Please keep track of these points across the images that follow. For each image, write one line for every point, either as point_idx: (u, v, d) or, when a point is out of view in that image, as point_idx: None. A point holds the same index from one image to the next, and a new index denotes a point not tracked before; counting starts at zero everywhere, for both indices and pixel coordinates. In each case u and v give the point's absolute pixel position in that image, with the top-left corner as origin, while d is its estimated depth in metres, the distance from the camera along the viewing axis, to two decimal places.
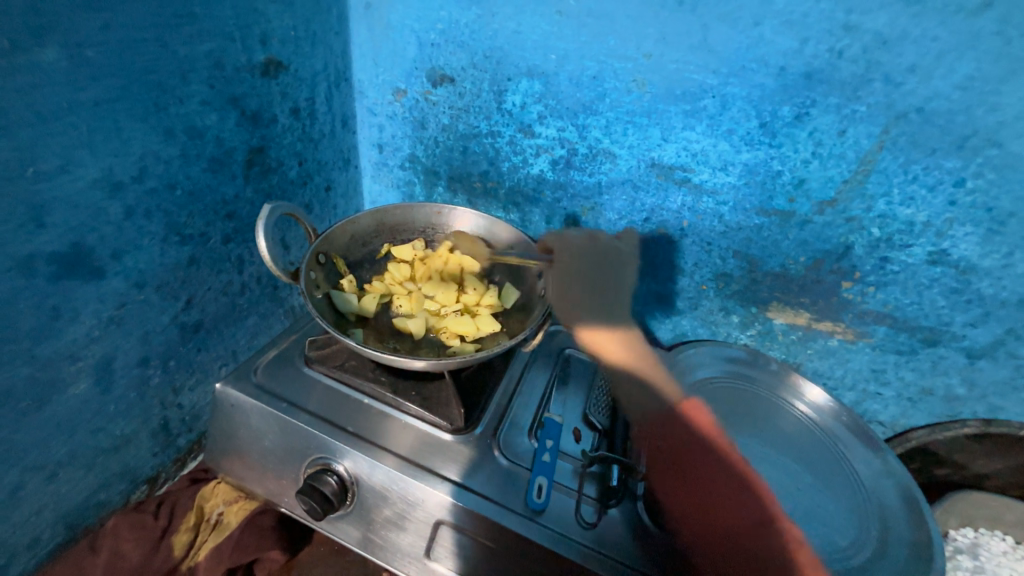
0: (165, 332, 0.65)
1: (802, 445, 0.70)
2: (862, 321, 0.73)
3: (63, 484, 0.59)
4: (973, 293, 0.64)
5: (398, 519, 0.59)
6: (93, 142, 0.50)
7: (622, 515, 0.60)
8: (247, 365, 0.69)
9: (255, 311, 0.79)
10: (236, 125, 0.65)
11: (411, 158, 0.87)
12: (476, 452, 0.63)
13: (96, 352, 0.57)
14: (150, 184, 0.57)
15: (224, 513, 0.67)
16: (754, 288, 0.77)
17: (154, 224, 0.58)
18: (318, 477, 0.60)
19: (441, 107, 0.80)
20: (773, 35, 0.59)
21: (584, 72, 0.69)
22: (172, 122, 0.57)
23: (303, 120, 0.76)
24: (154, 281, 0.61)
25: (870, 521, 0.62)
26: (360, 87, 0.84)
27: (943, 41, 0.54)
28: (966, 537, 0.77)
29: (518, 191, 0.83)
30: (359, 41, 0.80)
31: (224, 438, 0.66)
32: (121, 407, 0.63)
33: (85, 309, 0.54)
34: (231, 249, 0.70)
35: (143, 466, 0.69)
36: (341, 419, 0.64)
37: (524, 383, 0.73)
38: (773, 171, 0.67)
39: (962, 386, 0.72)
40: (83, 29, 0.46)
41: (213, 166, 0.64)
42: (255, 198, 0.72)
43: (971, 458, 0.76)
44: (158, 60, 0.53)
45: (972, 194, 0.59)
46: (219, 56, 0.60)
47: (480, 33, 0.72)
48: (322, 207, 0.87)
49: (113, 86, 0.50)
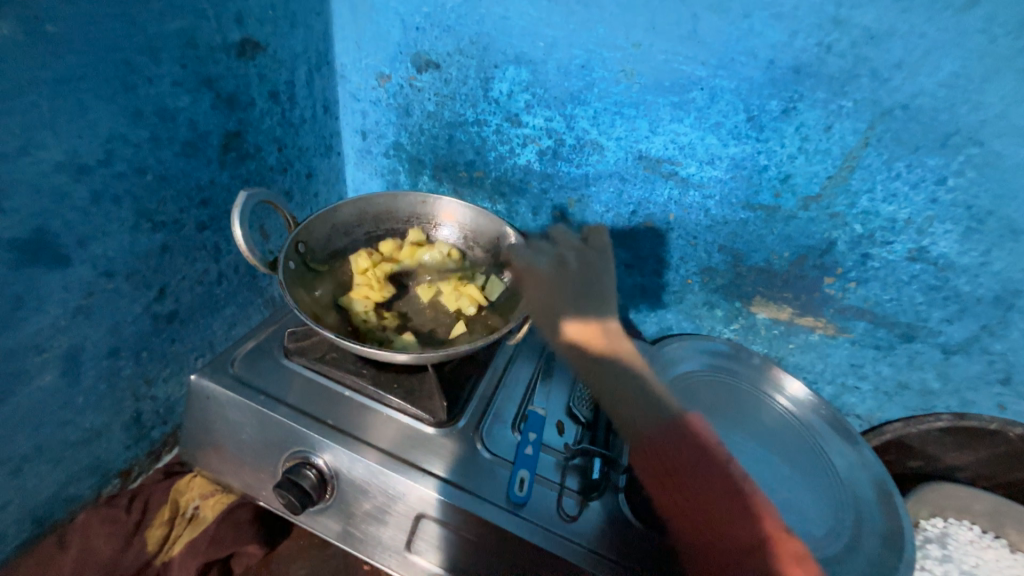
0: (137, 322, 0.62)
1: (781, 438, 0.71)
2: (842, 316, 0.73)
3: (29, 478, 0.57)
4: (951, 290, 0.65)
5: (378, 512, 0.58)
6: (56, 122, 0.47)
7: (604, 508, 0.60)
8: (223, 356, 0.67)
9: (233, 301, 0.77)
10: (210, 108, 0.62)
11: (396, 145, 0.85)
12: (459, 445, 0.62)
13: (63, 343, 0.55)
14: (119, 169, 0.54)
15: (200, 507, 0.65)
16: (738, 283, 0.77)
17: (124, 210, 0.56)
18: (298, 470, 0.59)
19: (426, 94, 0.78)
20: (763, 28, 0.59)
21: (573, 61, 0.68)
22: (141, 104, 0.54)
23: (282, 104, 0.74)
24: (124, 270, 0.58)
25: (845, 512, 0.63)
26: (343, 72, 0.81)
27: (930, 38, 0.54)
28: (936, 526, 0.79)
29: (504, 182, 0.82)
30: (342, 23, 0.77)
31: (199, 431, 0.64)
32: (90, 399, 0.61)
33: (50, 298, 0.52)
34: (206, 237, 0.68)
35: (115, 459, 0.67)
36: (321, 412, 0.63)
37: (509, 376, 0.72)
38: (760, 165, 0.66)
39: (936, 381, 0.73)
40: (42, 1, 0.43)
41: (186, 151, 0.61)
42: (232, 184, 0.70)
43: (943, 450, 0.78)
44: (126, 36, 0.51)
45: (952, 192, 0.60)
46: (192, 35, 0.57)
47: (467, 17, 0.70)
48: (303, 194, 0.85)
49: (76, 63, 0.47)
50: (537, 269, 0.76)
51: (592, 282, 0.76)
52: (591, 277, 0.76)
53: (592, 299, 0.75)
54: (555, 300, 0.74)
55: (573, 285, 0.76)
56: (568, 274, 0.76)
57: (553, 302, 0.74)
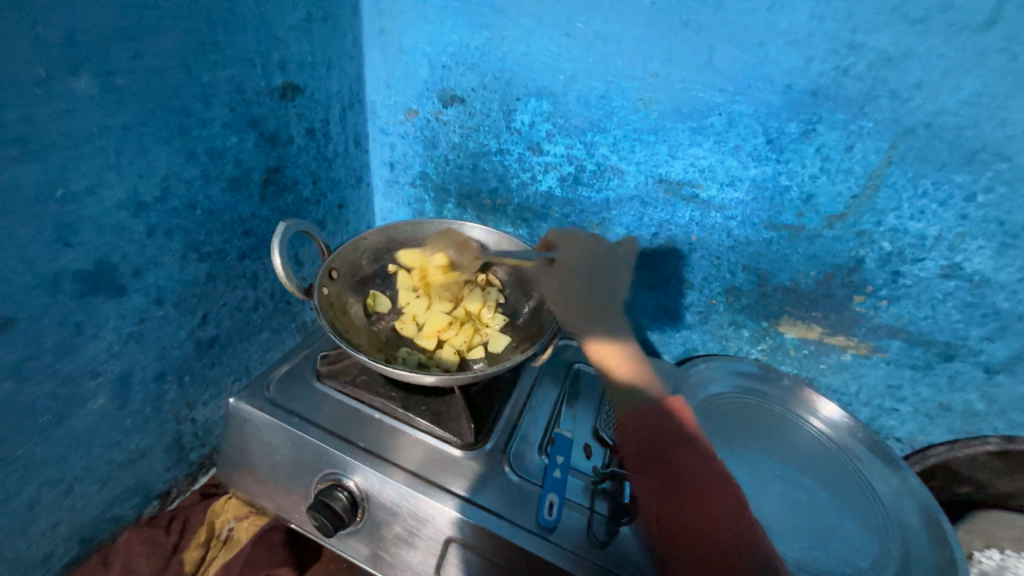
0: (182, 347, 0.66)
1: (818, 463, 0.69)
2: (875, 335, 0.72)
3: (79, 498, 0.60)
4: (989, 307, 0.64)
5: (408, 535, 0.58)
6: (120, 164, 0.52)
7: (635, 535, 0.58)
8: (260, 380, 0.70)
9: (268, 326, 0.80)
10: (254, 146, 0.67)
11: (422, 175, 0.89)
12: (486, 468, 0.62)
13: (116, 367, 0.58)
14: (172, 204, 0.58)
15: (235, 529, 0.67)
16: (764, 302, 0.77)
17: (175, 242, 0.60)
18: (329, 492, 0.60)
19: (451, 126, 0.82)
20: (779, 54, 0.60)
21: (592, 91, 0.71)
22: (194, 145, 0.59)
23: (318, 140, 0.78)
24: (172, 297, 0.62)
25: (891, 542, 0.60)
26: (373, 108, 0.86)
27: (948, 58, 0.54)
28: (992, 559, 0.74)
29: (527, 208, 0.84)
30: (373, 64, 0.82)
31: (235, 453, 0.66)
32: (137, 422, 0.64)
33: (107, 325, 0.56)
34: (246, 265, 0.72)
35: (156, 481, 0.69)
36: (352, 435, 0.64)
37: (534, 399, 0.72)
38: (781, 186, 0.67)
39: (981, 403, 0.71)
40: (115, 59, 0.48)
41: (232, 186, 0.65)
42: (271, 216, 0.74)
43: (993, 477, 0.74)
44: (184, 85, 0.56)
45: (983, 208, 0.59)
46: (240, 81, 0.62)
47: (490, 55, 0.74)
48: (335, 224, 0.89)
49: (140, 110, 0.52)
50: (604, 252, 0.77)
51: (610, 281, 0.79)
52: (605, 268, 0.78)
53: (605, 280, 0.78)
54: (594, 309, 0.77)
55: (590, 282, 0.77)
56: (586, 267, 0.77)
57: (586, 300, 0.77)
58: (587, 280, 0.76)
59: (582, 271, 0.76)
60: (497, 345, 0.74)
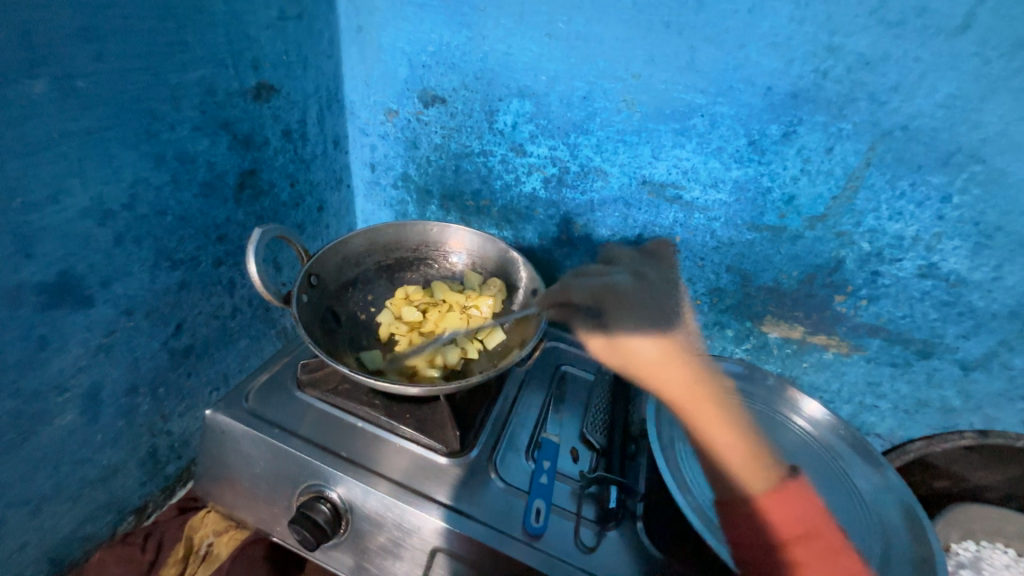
0: (155, 358, 0.63)
1: (802, 461, 0.69)
2: (855, 334, 0.73)
3: (47, 518, 0.58)
4: (965, 305, 0.65)
5: (393, 546, 0.57)
6: (83, 170, 0.49)
7: (622, 539, 0.59)
8: (238, 390, 0.68)
9: (247, 333, 0.78)
10: (227, 149, 0.65)
11: (404, 177, 0.88)
12: (472, 475, 0.62)
13: (83, 382, 0.56)
14: (140, 211, 0.56)
15: (214, 544, 0.65)
16: (748, 303, 0.77)
17: (144, 250, 0.58)
18: (311, 505, 0.58)
19: (433, 127, 0.80)
20: (759, 57, 0.60)
21: (575, 92, 0.70)
22: (163, 149, 0.56)
23: (295, 141, 0.76)
24: (143, 307, 0.60)
25: (872, 539, 0.61)
26: (352, 108, 0.84)
27: (925, 61, 0.55)
28: (968, 551, 0.76)
29: (511, 209, 0.83)
30: (351, 63, 0.80)
31: (213, 466, 0.64)
32: (108, 437, 0.61)
33: (72, 338, 0.53)
34: (222, 272, 0.70)
35: (130, 497, 0.67)
36: (335, 445, 0.63)
37: (520, 404, 0.72)
38: (763, 187, 0.67)
39: (957, 399, 0.72)
40: (73, 60, 0.46)
41: (204, 191, 0.63)
42: (247, 221, 0.72)
43: (970, 469, 0.76)
44: (150, 87, 0.53)
45: (958, 209, 0.60)
46: (211, 82, 0.60)
47: (471, 55, 0.72)
48: (314, 227, 0.87)
49: (103, 113, 0.50)
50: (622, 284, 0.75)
51: (666, 300, 0.76)
52: (655, 296, 0.76)
53: (656, 314, 0.75)
54: (625, 314, 0.74)
55: (650, 308, 0.75)
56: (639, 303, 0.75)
57: (621, 315, 0.75)
58: (655, 310, 0.75)
59: (654, 291, 0.76)
60: (492, 342, 0.75)
